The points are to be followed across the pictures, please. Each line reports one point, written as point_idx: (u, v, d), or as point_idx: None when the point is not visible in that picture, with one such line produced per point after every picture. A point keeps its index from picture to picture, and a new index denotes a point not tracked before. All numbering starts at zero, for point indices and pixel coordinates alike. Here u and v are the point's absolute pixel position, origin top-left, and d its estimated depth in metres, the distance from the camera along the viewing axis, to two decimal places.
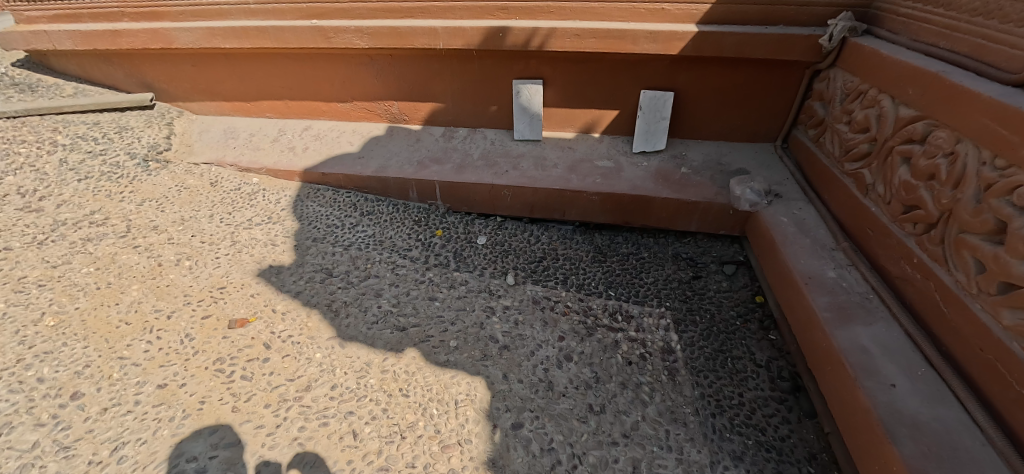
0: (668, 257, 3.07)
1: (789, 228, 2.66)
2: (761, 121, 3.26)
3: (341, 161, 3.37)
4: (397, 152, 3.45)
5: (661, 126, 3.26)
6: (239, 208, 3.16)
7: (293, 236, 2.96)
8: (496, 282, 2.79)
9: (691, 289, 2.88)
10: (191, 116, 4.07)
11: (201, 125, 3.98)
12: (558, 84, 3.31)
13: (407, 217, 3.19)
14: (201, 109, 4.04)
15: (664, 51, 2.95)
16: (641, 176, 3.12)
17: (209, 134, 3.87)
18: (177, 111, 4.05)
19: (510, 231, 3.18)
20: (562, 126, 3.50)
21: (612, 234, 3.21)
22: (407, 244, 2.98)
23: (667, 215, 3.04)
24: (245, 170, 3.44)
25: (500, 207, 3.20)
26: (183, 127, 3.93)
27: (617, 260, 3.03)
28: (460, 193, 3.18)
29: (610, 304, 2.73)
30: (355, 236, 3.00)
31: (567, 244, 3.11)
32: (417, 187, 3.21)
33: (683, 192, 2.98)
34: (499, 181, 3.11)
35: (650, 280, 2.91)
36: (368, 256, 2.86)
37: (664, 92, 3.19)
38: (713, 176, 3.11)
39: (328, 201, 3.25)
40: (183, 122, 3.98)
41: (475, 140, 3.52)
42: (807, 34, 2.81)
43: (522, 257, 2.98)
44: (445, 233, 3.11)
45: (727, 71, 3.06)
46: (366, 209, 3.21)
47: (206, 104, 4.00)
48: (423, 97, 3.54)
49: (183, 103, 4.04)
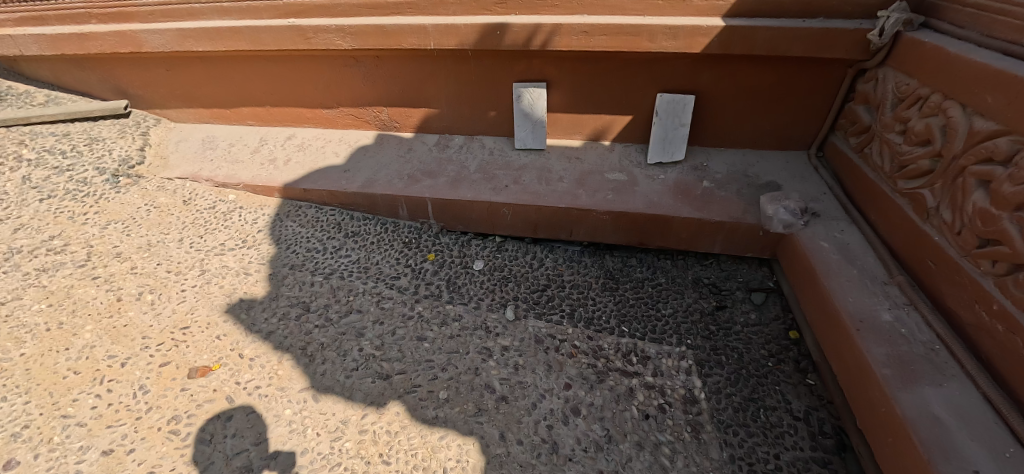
0: (688, 283, 2.73)
1: (832, 255, 2.30)
2: (794, 127, 2.87)
3: (326, 176, 3.04)
4: (387, 164, 3.11)
5: (681, 134, 2.88)
6: (212, 230, 2.86)
7: (268, 263, 2.66)
8: (494, 316, 2.47)
9: (715, 322, 2.54)
10: (169, 124, 3.75)
11: (179, 134, 3.67)
12: (564, 87, 2.94)
13: (395, 239, 2.87)
14: (180, 116, 3.73)
15: (685, 48, 2.57)
16: (658, 190, 2.76)
17: (187, 143, 3.56)
18: (153, 119, 3.75)
19: (511, 253, 2.85)
20: (568, 133, 3.13)
21: (625, 255, 2.87)
22: (395, 271, 2.67)
23: (687, 236, 2.68)
24: (221, 185, 3.12)
25: (499, 226, 2.87)
26: (160, 137, 3.62)
27: (630, 288, 2.69)
28: (454, 211, 2.85)
29: (624, 344, 2.40)
30: (337, 263, 2.69)
31: (574, 269, 2.77)
32: (407, 205, 2.88)
33: (706, 210, 2.62)
34: (498, 198, 2.77)
35: (668, 311, 2.57)
36: (351, 287, 2.55)
37: (685, 95, 2.81)
38: (740, 190, 2.73)
39: (310, 220, 2.94)
40: (159, 131, 3.67)
41: (472, 149, 3.17)
42: (851, 28, 2.41)
43: (523, 285, 2.66)
44: (437, 256, 2.79)
45: (757, 71, 2.67)
46: (351, 230, 2.90)
47: (184, 111, 3.68)
48: (415, 102, 3.19)
49: (160, 110, 3.74)
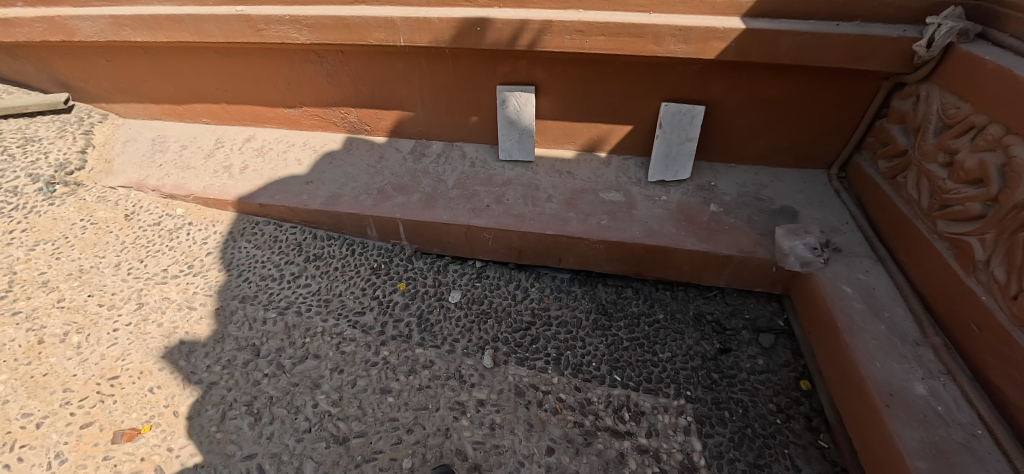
0: (688, 320, 2.45)
1: (856, 304, 2.02)
2: (814, 144, 2.54)
3: (285, 189, 2.67)
4: (355, 175, 2.75)
5: (687, 150, 2.53)
6: (155, 252, 2.52)
7: (216, 293, 2.35)
8: (469, 363, 2.19)
9: (717, 369, 2.27)
10: (117, 120, 3.27)
11: (127, 132, 3.19)
12: (554, 92, 2.58)
13: (362, 264, 2.55)
14: (128, 111, 3.26)
15: (695, 54, 2.21)
16: (659, 215, 2.44)
17: (135, 144, 3.10)
18: (99, 114, 3.27)
19: (492, 282, 2.55)
20: (559, 143, 2.78)
21: (619, 285, 2.57)
22: (360, 306, 2.37)
23: (690, 268, 2.38)
24: (168, 197, 2.73)
25: (479, 251, 2.55)
26: (106, 135, 3.15)
27: (624, 325, 2.41)
28: (428, 233, 2.53)
29: (615, 396, 2.13)
30: (294, 294, 2.38)
31: (562, 303, 2.48)
32: (376, 225, 2.56)
33: (712, 242, 2.31)
34: (477, 221, 2.45)
35: (665, 355, 2.30)
36: (309, 326, 2.26)
37: (693, 106, 2.45)
38: (751, 217, 2.41)
39: (266, 240, 2.60)
40: (104, 128, 3.18)
41: (451, 159, 2.81)
42: (893, 36, 2.05)
43: (504, 323, 2.37)
44: (408, 286, 2.48)
45: (778, 81, 2.32)
46: (313, 253, 2.57)
47: (133, 106, 3.21)
48: (388, 104, 2.80)
49: (106, 104, 3.25)
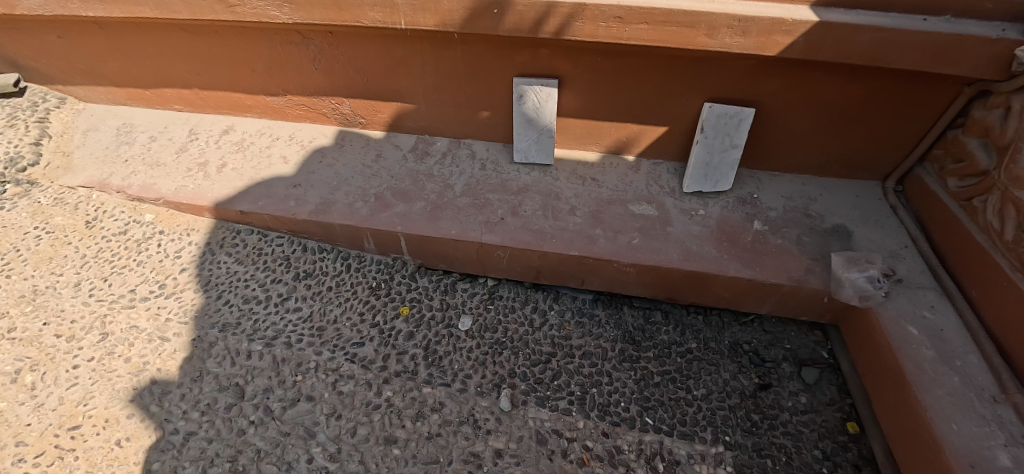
0: (723, 349, 2.22)
1: (925, 350, 1.79)
2: (872, 153, 2.24)
3: (268, 193, 2.32)
4: (348, 177, 2.40)
5: (730, 159, 2.21)
6: (121, 268, 2.20)
7: (192, 320, 2.05)
8: (484, 405, 1.96)
9: (757, 408, 2.07)
10: (77, 105, 2.82)
11: (89, 119, 2.76)
12: (580, 86, 2.21)
13: (358, 283, 2.25)
14: (88, 94, 2.79)
15: (753, 50, 1.86)
16: (697, 234, 2.15)
17: (97, 134, 2.67)
18: (56, 97, 2.79)
19: (506, 304, 2.28)
20: (582, 143, 2.45)
21: (647, 308, 2.33)
22: (358, 335, 2.09)
23: (730, 295, 2.12)
24: (135, 200, 2.37)
25: (492, 269, 2.26)
26: (65, 123, 2.72)
27: (654, 356, 2.18)
28: (434, 249, 2.22)
29: (647, 444, 1.94)
30: (282, 322, 2.09)
31: (585, 329, 2.24)
32: (374, 238, 2.24)
33: (758, 268, 2.04)
34: (490, 238, 2.14)
35: (699, 393, 2.10)
36: (302, 361, 1.99)
37: (742, 107, 2.09)
38: (800, 237, 2.15)
39: (248, 253, 2.28)
40: (62, 115, 2.74)
41: (459, 159, 2.47)
42: (993, 37, 1.72)
43: (521, 355, 2.13)
44: (412, 310, 2.20)
45: (842, 86, 1.99)
46: (302, 270, 2.26)
47: (94, 90, 2.75)
48: (385, 94, 2.42)
49: (64, 86, 2.78)
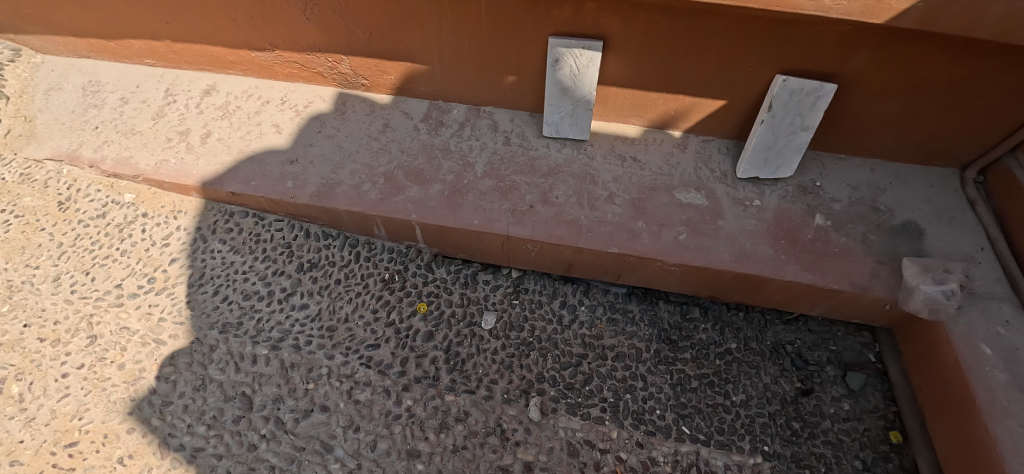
0: (764, 350, 2.09)
1: (998, 374, 1.63)
2: (959, 138, 1.94)
3: (261, 171, 2.05)
4: (353, 152, 2.09)
5: (797, 143, 1.91)
6: (104, 259, 1.98)
7: (188, 320, 1.86)
8: (512, 413, 1.83)
9: (797, 416, 1.96)
10: (33, 57, 2.42)
11: (50, 75, 2.38)
12: (628, 51, 1.85)
13: (370, 275, 2.02)
14: (45, 45, 2.39)
15: (856, 15, 1.50)
16: (751, 230, 1.91)
17: (61, 94, 2.32)
18: (8, 48, 2.38)
19: (533, 299, 2.08)
20: (622, 115, 2.13)
21: (684, 303, 2.15)
22: (372, 337, 1.90)
23: (782, 297, 1.93)
24: (112, 176, 2.11)
25: (519, 261, 2.04)
26: (22, 80, 2.34)
27: (691, 358, 2.04)
28: (454, 239, 1.98)
29: (683, 454, 1.84)
30: (288, 321, 1.89)
31: (618, 328, 2.06)
32: (387, 225, 1.99)
33: (819, 272, 1.83)
34: (519, 230, 1.89)
35: (737, 399, 1.98)
36: (313, 366, 1.81)
37: (822, 83, 1.75)
38: (865, 235, 1.92)
39: (245, 240, 2.05)
40: (17, 70, 2.35)
41: (479, 131, 2.16)
42: None
43: (550, 357, 1.97)
44: (430, 307, 2.00)
45: (947, 61, 1.64)
46: (307, 260, 2.03)
47: (49, 39, 2.34)
48: (392, 53, 2.05)
49: (13, 35, 2.36)
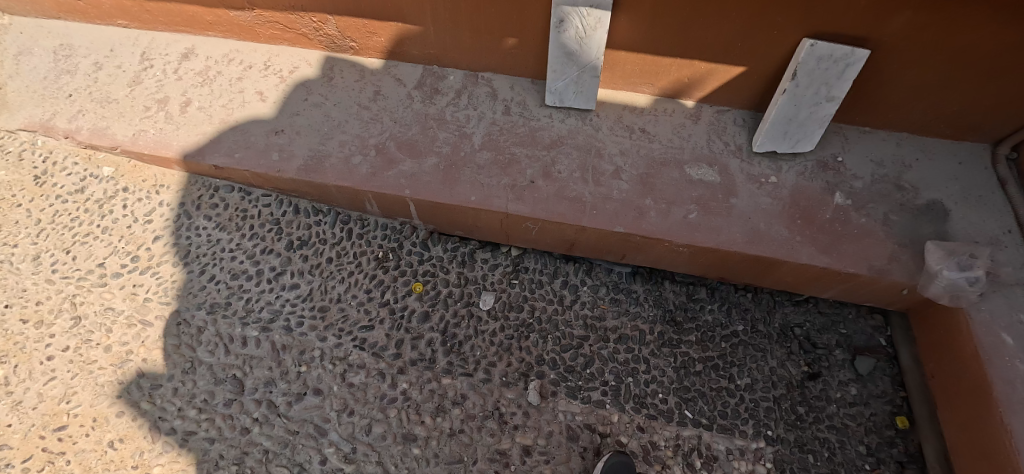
0: (771, 333, 2.02)
1: (1019, 364, 1.55)
2: (996, 110, 1.78)
3: (245, 142, 1.93)
4: (342, 122, 1.96)
5: (821, 114, 1.77)
6: (85, 237, 1.90)
7: (174, 300, 1.79)
8: (510, 397, 1.78)
9: (803, 400, 1.92)
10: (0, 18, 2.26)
11: (18, 38, 2.23)
12: (639, 11, 1.68)
13: (363, 254, 1.93)
14: (11, 5, 2.22)
15: None
16: (766, 208, 1.79)
17: (31, 59, 2.17)
18: None
19: (533, 279, 2.00)
20: (631, 82, 1.98)
21: (690, 283, 2.07)
22: (366, 318, 1.83)
23: (794, 280, 1.84)
24: (89, 148, 2.00)
25: (518, 239, 1.93)
26: None
27: (696, 340, 1.97)
28: (450, 216, 1.87)
29: (684, 439, 1.80)
30: (278, 301, 1.82)
31: (621, 309, 1.99)
32: (379, 201, 1.88)
33: (836, 255, 1.72)
34: (519, 208, 1.76)
35: (742, 382, 1.92)
36: (305, 348, 1.75)
37: (853, 49, 1.60)
38: (887, 216, 1.81)
39: (231, 216, 1.96)
40: None
41: (477, 100, 2.01)
42: None
43: (550, 339, 1.90)
44: (426, 287, 1.91)
45: (995, 23, 1.47)
46: (296, 237, 1.93)
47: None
48: (380, 13, 1.89)
49: None
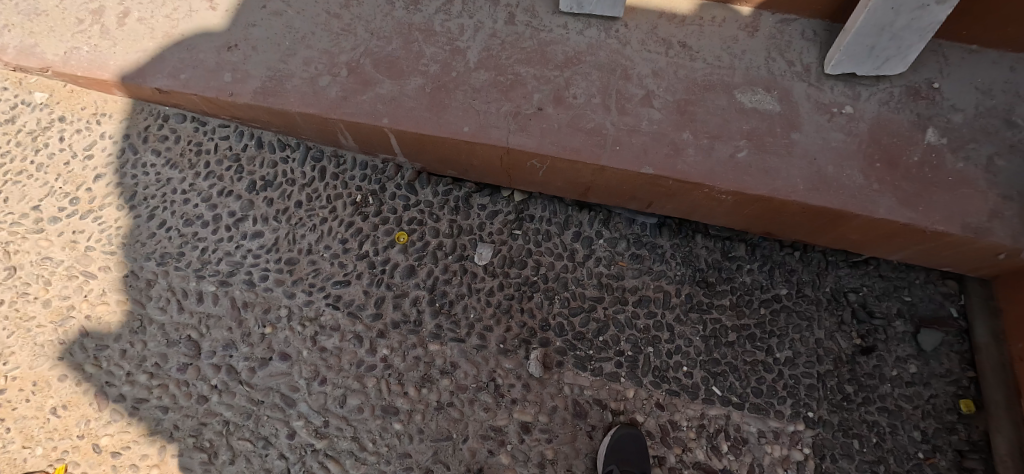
0: (820, 299, 1.71)
1: None
2: None
3: (193, 60, 1.59)
4: (308, 33, 1.59)
5: (926, 22, 1.29)
6: (19, 176, 1.65)
7: (119, 249, 1.54)
8: (508, 367, 1.50)
9: (852, 378, 1.63)
10: None
11: None
12: None
13: (337, 197, 1.62)
14: None
15: None
16: (837, 147, 1.40)
17: None
18: None
19: (540, 229, 1.67)
20: None
21: (727, 238, 1.73)
22: (340, 272, 1.54)
23: (862, 237, 1.48)
24: (17, 70, 1.70)
25: (522, 181, 1.58)
26: None
27: (730, 306, 1.66)
28: (439, 152, 1.53)
29: (710, 419, 1.54)
30: (237, 251, 1.55)
31: (643, 267, 1.67)
32: (353, 133, 1.54)
33: (923, 208, 1.35)
34: (522, 142, 1.40)
35: (782, 356, 1.63)
36: (270, 307, 1.49)
37: None
38: (994, 159, 1.41)
39: (183, 150, 1.66)
40: None
41: (474, 6, 1.60)
42: None
43: (558, 301, 1.60)
44: (411, 237, 1.60)
45: None
46: (259, 176, 1.63)
47: None
48: None
49: None
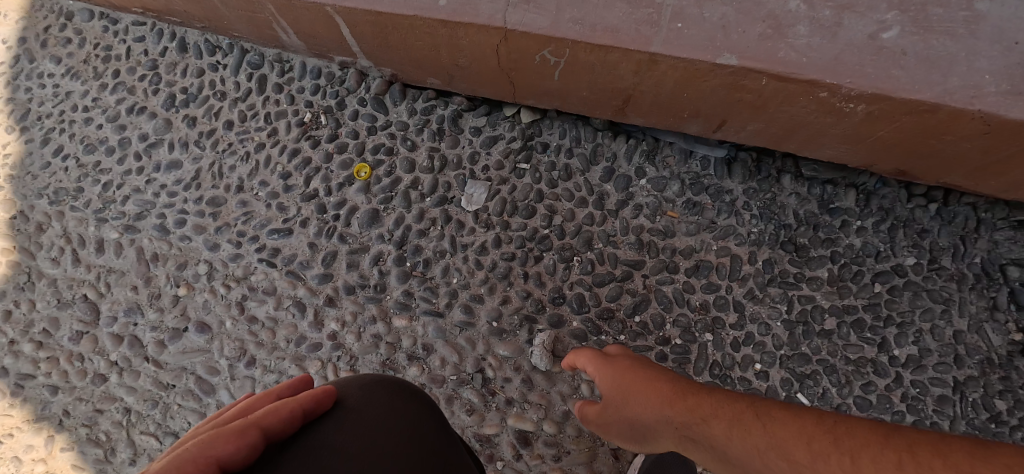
0: (965, 274, 1.14)
1: None
2: None
3: None
4: None
5: None
6: None
7: (5, 183, 1.19)
8: (503, 354, 1.08)
9: (1006, 390, 1.08)
10: None
11: None
12: None
13: (280, 116, 1.20)
14: None
15: None
16: None
17: None
18: None
19: (555, 164, 1.19)
20: None
21: (829, 182, 1.18)
22: (279, 217, 1.14)
23: None
24: None
25: (531, 92, 1.10)
26: None
27: (828, 280, 1.15)
28: (411, 48, 1.05)
29: None
30: (148, 188, 1.17)
31: (702, 220, 1.17)
32: (293, 24, 1.08)
33: None
34: (528, 23, 0.90)
35: (901, 354, 1.10)
36: (187, 261, 1.12)
37: None
38: None
39: (88, 57, 1.27)
40: None
41: None
42: None
43: (576, 265, 1.14)
44: (377, 171, 1.17)
45: None
46: (181, 89, 1.23)
47: None
48: None
49: None
